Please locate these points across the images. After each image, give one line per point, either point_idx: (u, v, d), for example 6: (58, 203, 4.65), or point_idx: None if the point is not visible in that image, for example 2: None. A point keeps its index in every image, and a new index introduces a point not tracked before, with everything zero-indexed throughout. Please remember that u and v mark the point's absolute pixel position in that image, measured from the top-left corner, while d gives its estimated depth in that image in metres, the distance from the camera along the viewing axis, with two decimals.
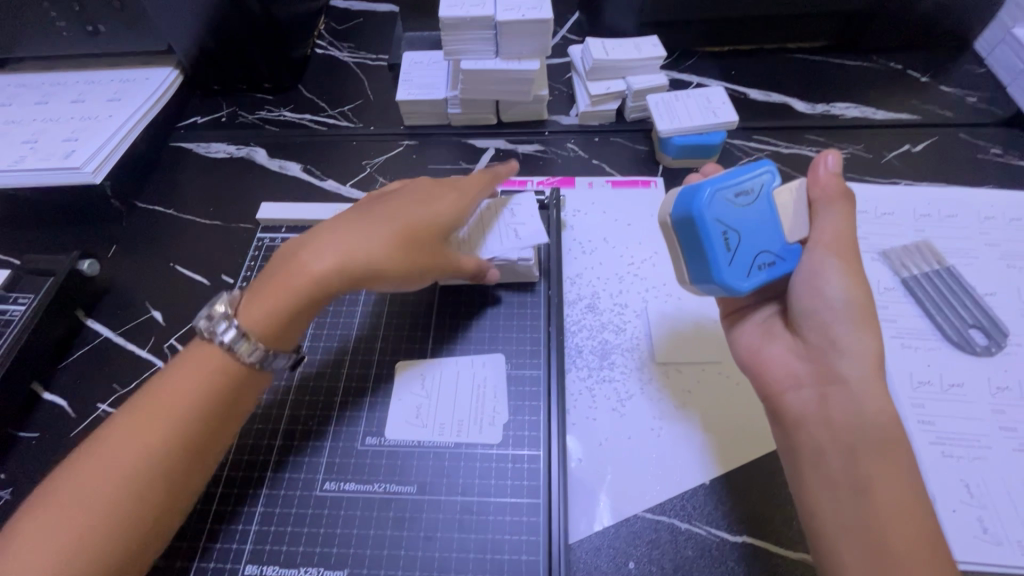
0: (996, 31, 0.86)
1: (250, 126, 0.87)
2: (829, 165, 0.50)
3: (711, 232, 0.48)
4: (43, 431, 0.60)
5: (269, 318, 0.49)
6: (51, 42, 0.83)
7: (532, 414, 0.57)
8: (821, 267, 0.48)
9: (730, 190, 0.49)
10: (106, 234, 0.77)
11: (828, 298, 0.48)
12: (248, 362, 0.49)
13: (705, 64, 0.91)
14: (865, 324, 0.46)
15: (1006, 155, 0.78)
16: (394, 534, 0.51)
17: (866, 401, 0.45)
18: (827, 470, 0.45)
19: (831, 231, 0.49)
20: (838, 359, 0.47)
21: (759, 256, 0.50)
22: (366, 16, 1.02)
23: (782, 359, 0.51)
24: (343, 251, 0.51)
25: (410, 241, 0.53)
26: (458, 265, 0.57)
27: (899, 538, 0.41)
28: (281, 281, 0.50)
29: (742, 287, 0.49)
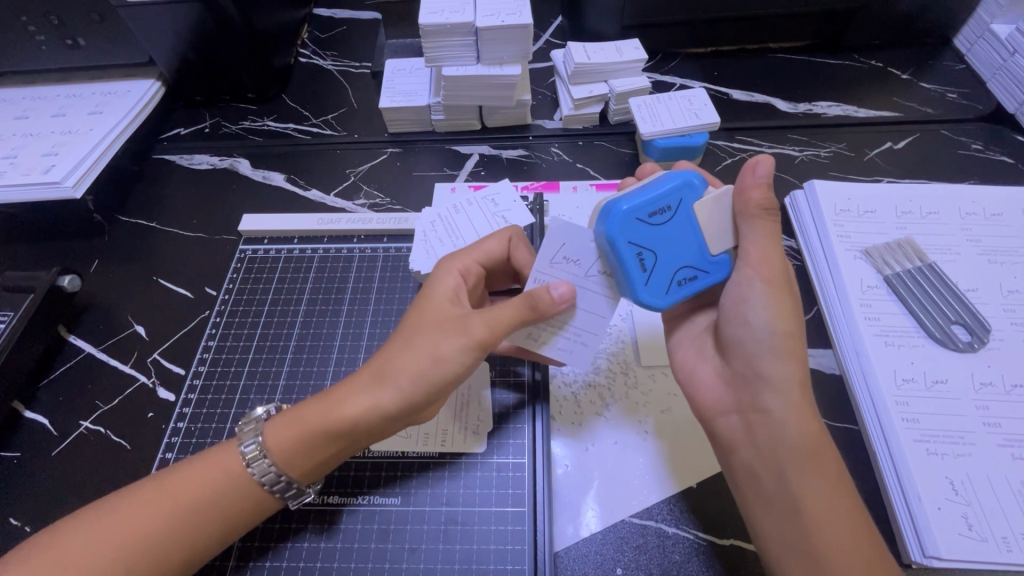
0: (975, 26, 0.87)
1: (233, 136, 0.87)
2: (758, 173, 0.46)
3: (626, 255, 0.46)
4: (25, 449, 0.60)
5: (295, 460, 0.47)
6: (30, 56, 0.82)
7: (517, 421, 0.57)
8: (749, 293, 0.48)
9: (642, 210, 0.46)
10: (89, 248, 0.76)
11: (755, 326, 0.47)
12: (259, 481, 0.47)
13: (687, 66, 0.91)
14: (787, 352, 0.46)
15: (987, 151, 0.78)
16: (379, 547, 0.51)
17: (787, 428, 0.45)
18: (762, 492, 0.46)
19: (757, 249, 0.47)
20: (761, 389, 0.47)
21: (678, 272, 0.48)
22: (349, 24, 1.02)
23: (712, 384, 0.52)
24: (358, 375, 0.49)
25: (425, 335, 0.48)
26: (488, 315, 0.48)
27: (834, 559, 0.41)
28: (301, 416, 0.48)
29: (658, 305, 0.48)
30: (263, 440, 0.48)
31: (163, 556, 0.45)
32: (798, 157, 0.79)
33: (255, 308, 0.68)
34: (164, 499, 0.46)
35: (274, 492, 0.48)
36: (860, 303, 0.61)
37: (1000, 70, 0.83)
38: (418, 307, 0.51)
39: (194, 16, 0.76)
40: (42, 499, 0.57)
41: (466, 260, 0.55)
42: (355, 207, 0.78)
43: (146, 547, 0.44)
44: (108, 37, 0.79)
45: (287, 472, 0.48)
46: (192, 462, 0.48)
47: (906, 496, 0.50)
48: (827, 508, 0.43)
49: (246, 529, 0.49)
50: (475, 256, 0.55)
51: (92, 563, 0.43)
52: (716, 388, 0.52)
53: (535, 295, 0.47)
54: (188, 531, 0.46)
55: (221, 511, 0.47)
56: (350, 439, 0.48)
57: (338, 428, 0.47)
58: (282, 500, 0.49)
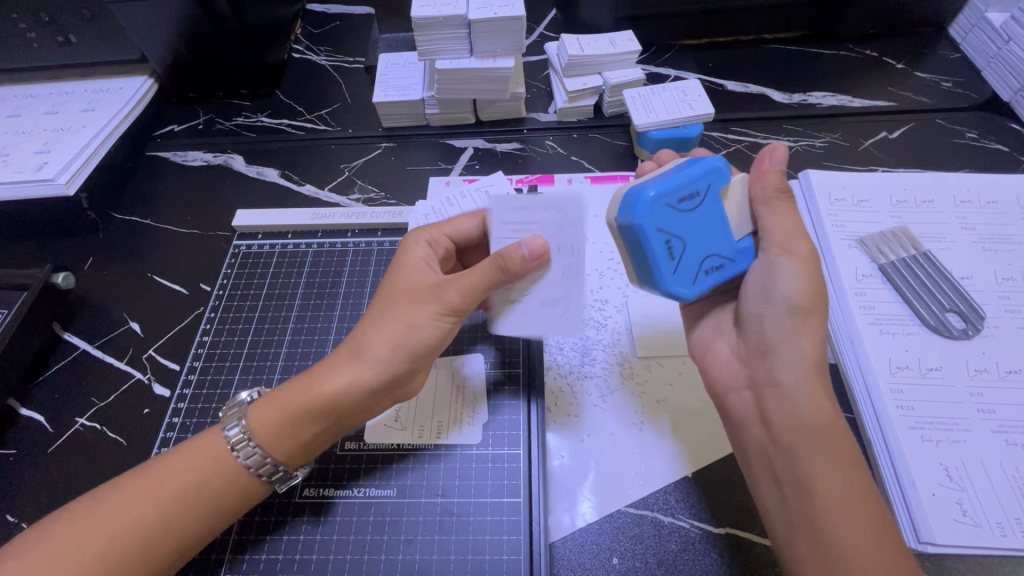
0: (970, 15, 0.87)
1: (227, 132, 0.86)
2: (777, 159, 0.50)
3: (655, 242, 0.45)
4: (21, 446, 0.60)
5: (278, 440, 0.47)
6: (21, 53, 0.81)
7: (512, 413, 0.58)
8: (773, 268, 0.48)
9: (672, 196, 0.45)
10: (82, 245, 0.76)
11: (776, 299, 0.48)
12: (244, 465, 0.48)
13: (683, 58, 0.91)
14: (802, 325, 0.47)
15: (982, 139, 0.78)
16: (374, 539, 0.51)
17: (801, 401, 0.46)
18: (771, 466, 0.47)
19: (780, 227, 0.48)
20: (774, 362, 0.48)
21: (704, 260, 0.48)
22: (343, 19, 1.02)
23: (725, 360, 0.53)
24: (341, 355, 0.50)
25: (399, 305, 0.50)
26: (459, 279, 0.49)
27: (847, 530, 0.41)
28: (283, 397, 0.49)
29: (687, 294, 0.48)
30: (245, 421, 0.48)
31: (155, 543, 0.45)
32: (793, 147, 0.79)
33: (248, 304, 0.68)
34: (151, 490, 0.46)
35: (260, 476, 0.48)
36: (854, 292, 0.61)
37: (995, 58, 0.83)
38: (392, 281, 0.52)
39: (184, 11, 0.75)
40: (37, 495, 0.57)
41: (433, 232, 0.56)
42: (350, 201, 0.78)
43: (135, 539, 0.44)
44: (100, 34, 0.79)
45: (271, 453, 0.48)
46: (179, 449, 0.49)
47: (901, 483, 0.50)
48: (841, 481, 0.43)
49: (235, 518, 0.49)
50: (445, 229, 0.56)
51: (81, 556, 0.43)
52: (728, 365, 0.53)
53: (507, 256, 0.48)
54: (179, 522, 0.46)
55: (208, 502, 0.46)
56: (335, 416, 0.48)
57: (332, 405, 0.48)
58: (269, 484, 0.49)
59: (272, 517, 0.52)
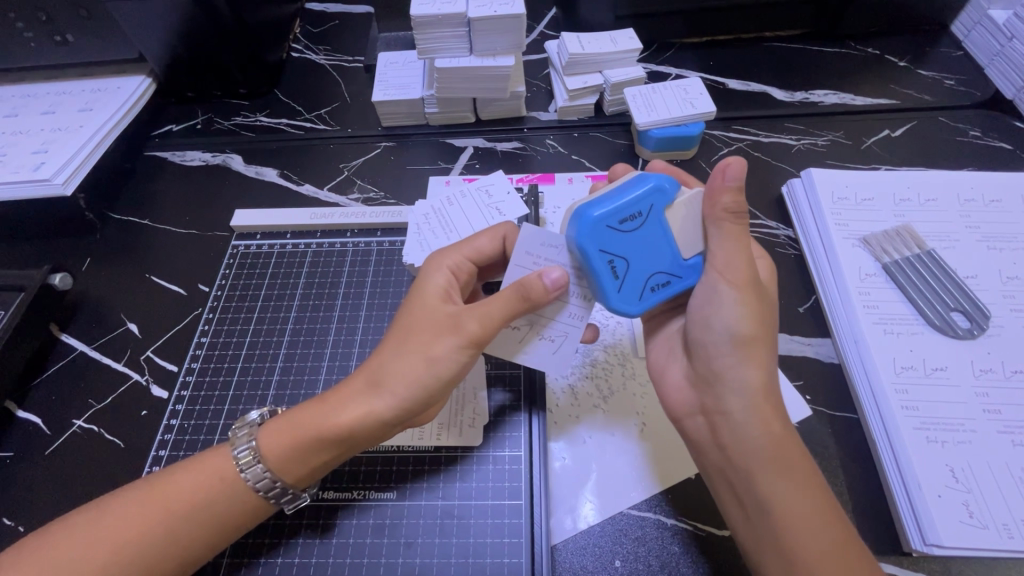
0: (973, 13, 0.86)
1: (225, 132, 0.86)
2: (728, 176, 0.44)
3: (597, 262, 0.45)
4: (18, 449, 0.59)
5: (292, 466, 0.47)
6: (19, 53, 0.81)
7: (513, 414, 0.57)
8: (715, 295, 0.46)
9: (613, 217, 0.45)
10: (80, 246, 0.75)
11: (719, 327, 0.46)
12: (255, 487, 0.47)
13: (683, 56, 0.90)
14: (748, 353, 0.46)
15: (985, 137, 0.78)
16: (374, 542, 0.51)
17: (750, 430, 0.45)
18: (732, 490, 0.46)
19: (724, 255, 0.46)
20: (721, 390, 0.47)
21: (652, 278, 0.47)
22: (342, 18, 1.01)
23: (678, 385, 0.52)
24: (350, 383, 0.48)
25: (416, 336, 0.48)
26: (478, 309, 0.47)
27: (808, 555, 0.41)
28: (293, 424, 0.48)
29: (632, 312, 0.47)
30: (256, 444, 0.48)
31: (159, 558, 0.45)
32: (795, 146, 0.78)
33: (247, 304, 0.68)
34: (156, 503, 0.45)
35: (270, 497, 0.48)
36: (857, 291, 0.60)
37: (998, 56, 0.82)
38: (409, 309, 0.50)
39: (183, 10, 0.75)
40: (35, 498, 0.56)
41: (453, 258, 0.53)
42: (349, 201, 0.77)
43: (138, 549, 0.44)
44: (97, 32, 0.78)
45: (281, 477, 0.47)
46: (183, 464, 0.48)
47: (906, 483, 0.50)
48: (798, 507, 0.42)
49: (241, 532, 0.48)
50: (466, 252, 0.54)
51: (86, 563, 0.43)
52: (683, 390, 0.51)
53: (527, 285, 0.46)
54: (183, 535, 0.45)
55: (212, 517, 0.46)
56: (346, 446, 0.48)
57: (312, 429, 0.47)
58: (278, 504, 0.48)
59: (273, 521, 0.52)
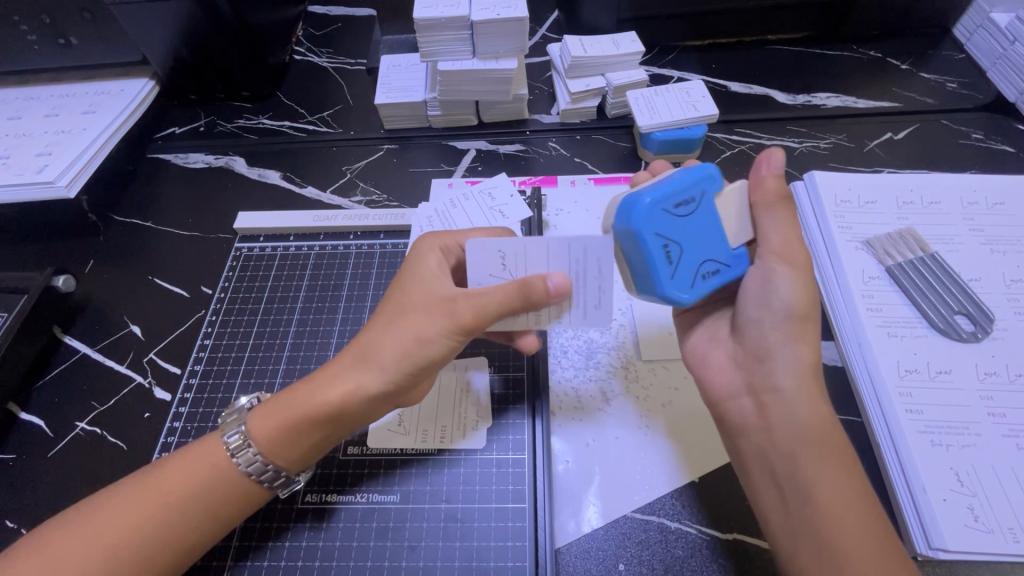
0: (975, 16, 0.86)
1: (228, 135, 0.86)
2: (773, 162, 0.48)
3: (653, 245, 0.44)
4: (21, 451, 0.59)
5: (281, 447, 0.47)
6: (23, 56, 0.81)
7: (516, 417, 0.57)
8: (769, 274, 0.48)
9: (670, 201, 0.45)
10: (83, 248, 0.75)
11: (774, 306, 0.47)
12: (245, 472, 0.47)
13: (686, 59, 0.90)
14: (800, 331, 0.47)
15: (988, 140, 0.78)
16: (378, 545, 0.51)
17: (800, 407, 0.46)
18: (770, 472, 0.46)
19: (778, 236, 0.47)
20: (772, 368, 0.48)
21: (703, 265, 0.47)
22: (345, 21, 1.01)
23: (722, 369, 0.52)
24: (335, 362, 0.49)
25: (409, 317, 0.48)
26: (473, 296, 0.47)
27: (849, 535, 0.41)
28: (284, 401, 0.48)
29: (686, 300, 0.46)
30: (246, 428, 0.48)
31: (155, 551, 0.44)
32: (798, 149, 0.78)
33: (250, 307, 0.68)
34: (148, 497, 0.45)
35: (262, 481, 0.48)
36: (861, 294, 0.60)
37: (1000, 59, 0.82)
38: (402, 289, 0.50)
39: (186, 14, 0.75)
40: (38, 500, 0.56)
41: (447, 240, 0.54)
42: (351, 203, 0.77)
43: (134, 541, 0.44)
44: (101, 36, 0.79)
45: (272, 459, 0.47)
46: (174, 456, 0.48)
47: (911, 487, 0.50)
48: (841, 489, 0.43)
49: (239, 518, 0.48)
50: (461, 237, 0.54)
51: (82, 558, 0.43)
52: (726, 373, 0.52)
53: (530, 286, 0.46)
54: (180, 524, 0.45)
55: (208, 504, 0.46)
56: (339, 424, 0.48)
57: (299, 408, 0.47)
58: (272, 488, 0.49)
59: (275, 523, 0.52)
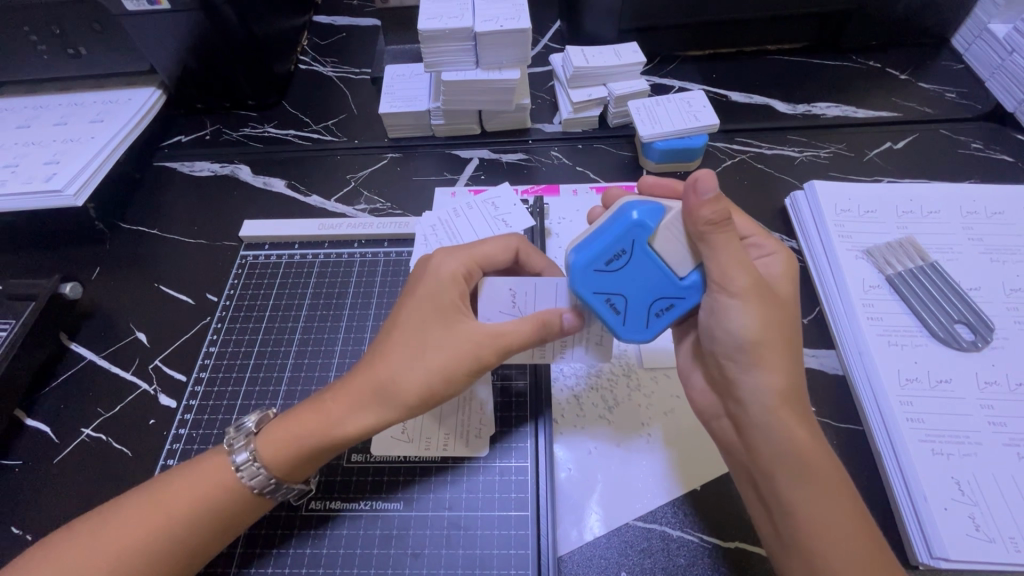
0: (973, 27, 0.87)
1: (233, 143, 0.87)
2: (703, 192, 0.44)
3: (595, 304, 0.47)
4: (27, 457, 0.60)
5: (295, 470, 0.48)
6: (33, 65, 0.82)
7: (519, 425, 0.57)
8: (721, 304, 0.46)
9: (599, 260, 0.46)
10: (90, 256, 0.76)
11: (730, 334, 0.46)
12: (252, 488, 0.47)
13: (687, 69, 0.91)
14: (765, 357, 0.45)
15: (987, 150, 0.78)
16: (381, 553, 0.51)
17: (768, 430, 0.45)
18: (756, 490, 0.47)
19: (722, 264, 0.45)
20: (737, 394, 0.47)
21: (654, 304, 0.48)
22: (349, 31, 1.03)
23: (703, 389, 0.53)
24: (342, 393, 0.48)
25: (429, 352, 0.48)
26: (499, 339, 0.48)
27: (829, 557, 0.42)
28: (295, 433, 0.48)
29: (645, 340, 0.48)
30: (256, 453, 0.48)
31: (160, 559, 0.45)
32: (798, 158, 0.79)
33: (255, 314, 0.68)
34: (153, 509, 0.46)
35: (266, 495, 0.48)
36: (862, 303, 0.61)
37: (998, 69, 0.83)
38: (418, 316, 0.50)
39: (194, 24, 0.76)
40: (43, 506, 0.56)
41: (467, 261, 0.53)
42: (355, 211, 0.78)
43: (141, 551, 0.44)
44: (110, 46, 0.80)
45: (284, 478, 0.48)
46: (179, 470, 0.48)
47: (912, 496, 0.50)
48: (818, 509, 0.43)
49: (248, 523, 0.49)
50: (478, 259, 0.54)
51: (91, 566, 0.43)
52: (707, 393, 0.52)
53: (547, 322, 0.49)
54: (188, 535, 0.46)
55: (215, 514, 0.47)
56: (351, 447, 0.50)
57: (313, 437, 0.48)
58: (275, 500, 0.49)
59: (279, 530, 0.52)
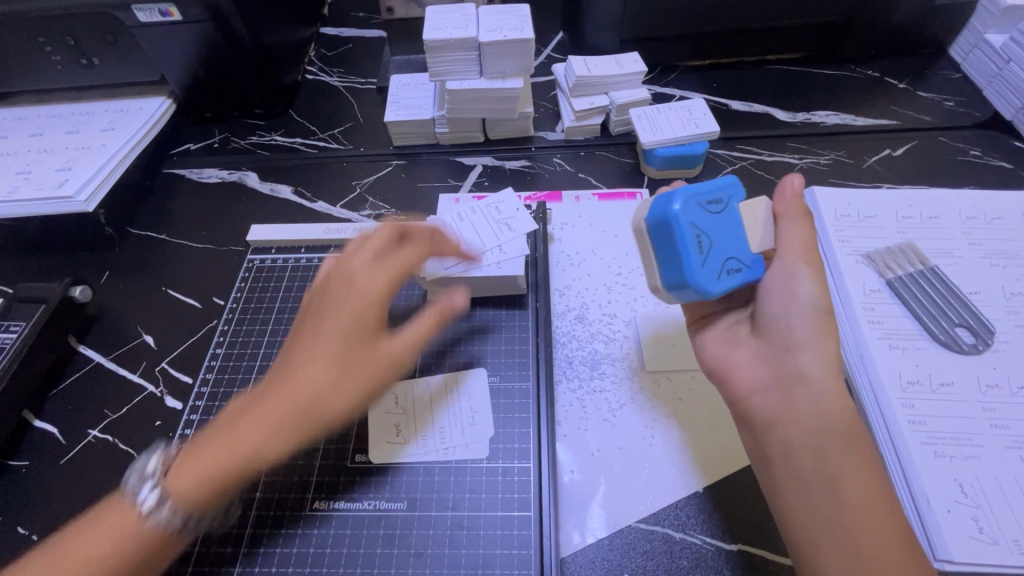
0: (970, 36, 0.88)
1: (241, 151, 0.89)
2: (795, 186, 0.53)
3: (685, 234, 0.47)
4: (34, 458, 0.60)
5: (203, 499, 0.47)
6: (46, 75, 0.84)
7: (522, 426, 0.57)
8: (796, 274, 0.49)
9: (703, 197, 0.48)
10: (99, 260, 0.77)
11: (800, 305, 0.49)
12: (168, 526, 0.46)
13: (687, 78, 0.93)
14: (827, 330, 0.48)
15: (985, 156, 0.79)
16: (384, 552, 0.51)
17: (829, 403, 0.46)
18: (796, 471, 0.46)
19: (800, 239, 0.51)
20: (802, 361, 0.48)
21: (730, 261, 0.49)
22: (356, 42, 1.05)
23: (748, 364, 0.51)
24: (252, 418, 0.48)
25: (349, 373, 0.50)
26: (407, 347, 0.53)
27: (876, 536, 0.42)
28: (205, 464, 0.47)
29: (715, 290, 0.47)
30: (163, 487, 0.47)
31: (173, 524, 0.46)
32: (798, 165, 0.80)
33: (261, 318, 0.69)
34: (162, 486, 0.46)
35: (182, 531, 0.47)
36: (862, 307, 0.61)
37: (996, 78, 0.84)
38: (332, 329, 0.51)
39: (203, 35, 0.78)
40: (49, 506, 0.57)
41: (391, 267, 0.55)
42: (360, 217, 0.79)
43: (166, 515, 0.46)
44: (122, 55, 0.82)
45: (192, 512, 0.47)
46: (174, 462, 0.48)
47: (915, 498, 0.50)
48: (866, 489, 0.44)
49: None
50: (399, 265, 0.55)
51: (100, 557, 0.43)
52: (752, 366, 0.51)
53: (446, 310, 0.55)
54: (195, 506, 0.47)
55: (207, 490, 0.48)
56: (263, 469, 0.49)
57: (225, 458, 0.47)
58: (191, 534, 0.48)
59: (284, 529, 0.52)
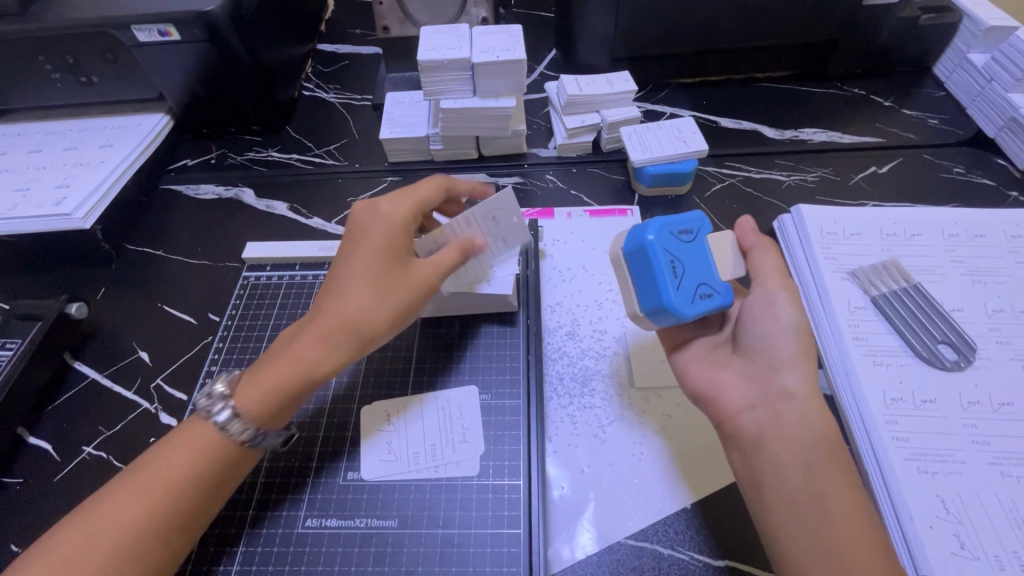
0: (953, 56, 0.90)
1: (238, 167, 0.90)
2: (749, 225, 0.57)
3: (659, 260, 0.49)
4: (28, 476, 0.60)
5: (265, 414, 0.52)
6: (46, 92, 0.85)
7: (513, 443, 0.58)
8: (774, 298, 0.52)
9: (675, 227, 0.51)
10: (97, 277, 0.78)
11: (782, 324, 0.51)
12: (238, 439, 0.51)
13: (678, 96, 0.94)
14: (806, 348, 0.51)
15: (968, 174, 0.81)
16: (376, 570, 0.51)
17: (815, 418, 0.48)
18: (784, 484, 0.46)
19: (774, 267, 0.54)
20: (785, 380, 0.50)
21: (704, 286, 0.50)
22: (352, 58, 1.06)
23: (733, 385, 0.52)
24: (309, 336, 0.53)
25: (387, 257, 0.56)
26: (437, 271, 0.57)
27: (863, 545, 0.43)
28: (270, 377, 0.52)
29: (691, 314, 0.48)
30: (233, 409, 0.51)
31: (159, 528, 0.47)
32: (785, 182, 0.81)
33: (256, 334, 0.70)
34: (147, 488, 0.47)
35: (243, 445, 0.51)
36: (847, 324, 0.62)
37: (978, 97, 0.86)
38: (363, 269, 0.55)
39: (202, 54, 0.79)
40: (43, 524, 0.57)
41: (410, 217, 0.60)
42: None
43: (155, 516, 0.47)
44: (120, 73, 0.83)
45: (258, 426, 0.51)
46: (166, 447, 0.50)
47: (898, 515, 0.51)
48: (848, 499, 0.45)
49: None
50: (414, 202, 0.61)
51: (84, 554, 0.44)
52: (737, 386, 0.52)
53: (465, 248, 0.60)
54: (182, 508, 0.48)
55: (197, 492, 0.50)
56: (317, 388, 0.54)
57: (284, 381, 0.52)
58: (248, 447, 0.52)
59: (275, 547, 0.53)
